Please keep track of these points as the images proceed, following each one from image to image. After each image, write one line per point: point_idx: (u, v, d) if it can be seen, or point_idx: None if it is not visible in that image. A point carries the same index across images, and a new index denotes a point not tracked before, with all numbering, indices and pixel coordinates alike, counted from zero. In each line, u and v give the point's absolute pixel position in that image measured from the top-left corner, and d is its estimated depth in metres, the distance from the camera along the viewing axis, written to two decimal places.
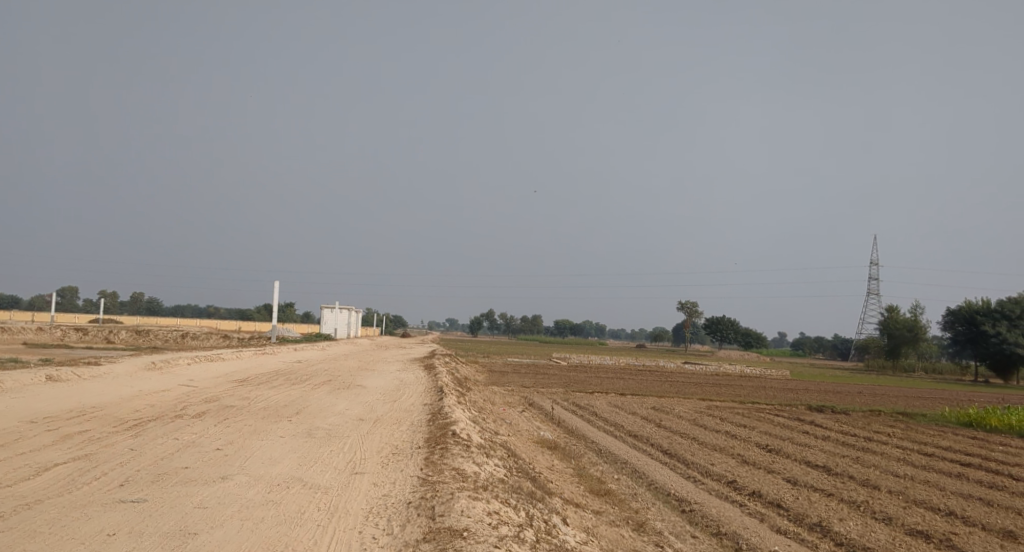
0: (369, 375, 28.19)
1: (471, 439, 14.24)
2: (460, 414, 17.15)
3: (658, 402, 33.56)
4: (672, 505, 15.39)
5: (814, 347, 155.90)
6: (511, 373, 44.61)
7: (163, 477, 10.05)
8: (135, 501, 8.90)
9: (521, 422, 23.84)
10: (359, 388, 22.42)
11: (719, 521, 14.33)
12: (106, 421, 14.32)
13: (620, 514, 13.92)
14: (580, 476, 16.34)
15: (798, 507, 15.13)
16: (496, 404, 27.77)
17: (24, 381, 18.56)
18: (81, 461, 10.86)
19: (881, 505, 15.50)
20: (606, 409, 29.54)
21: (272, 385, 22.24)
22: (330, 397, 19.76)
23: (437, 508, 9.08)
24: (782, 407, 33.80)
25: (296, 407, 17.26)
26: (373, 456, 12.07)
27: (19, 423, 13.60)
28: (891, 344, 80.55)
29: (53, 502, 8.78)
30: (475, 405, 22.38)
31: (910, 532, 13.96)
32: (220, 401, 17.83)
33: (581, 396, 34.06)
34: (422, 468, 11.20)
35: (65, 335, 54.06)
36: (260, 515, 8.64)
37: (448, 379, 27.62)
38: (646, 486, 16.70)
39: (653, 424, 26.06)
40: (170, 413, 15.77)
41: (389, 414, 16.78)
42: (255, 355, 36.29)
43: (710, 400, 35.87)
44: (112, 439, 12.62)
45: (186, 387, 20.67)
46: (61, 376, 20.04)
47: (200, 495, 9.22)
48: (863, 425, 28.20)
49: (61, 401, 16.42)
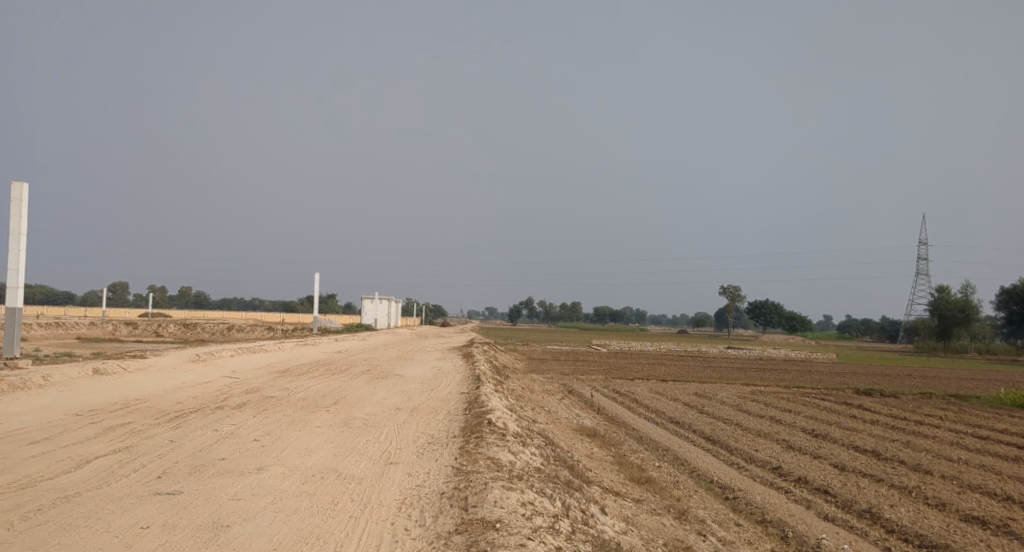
0: (408, 364, 28.29)
1: (507, 427, 14.11)
2: (496, 403, 17.01)
3: (700, 388, 33.13)
4: (715, 492, 15.09)
5: (861, 329, 152.95)
6: (551, 360, 44.50)
7: (200, 468, 10.09)
8: (171, 493, 8.90)
9: (560, 409, 23.67)
10: (397, 378, 22.48)
11: (764, 508, 13.98)
12: (148, 413, 14.50)
13: (661, 502, 13.66)
14: (622, 464, 16.09)
15: (846, 493, 14.71)
16: (534, 392, 27.63)
17: (71, 374, 18.92)
18: (121, 453, 10.96)
19: (934, 490, 14.98)
20: (647, 395, 29.20)
21: (312, 376, 22.35)
22: (368, 387, 19.79)
23: (470, 499, 8.95)
24: (828, 390, 33.07)
25: (335, 398, 17.29)
26: (409, 446, 12.00)
27: (64, 416, 13.80)
28: (942, 326, 78.60)
29: (91, 495, 8.84)
30: (513, 393, 22.26)
31: (965, 518, 13.46)
32: (260, 392, 17.95)
33: (620, 382, 33.76)
34: (456, 457, 11.10)
35: (116, 329, 55.31)
36: (293, 506, 8.60)
37: (486, 367, 27.56)
38: (689, 473, 16.41)
39: (695, 410, 25.65)
40: (211, 404, 15.93)
41: (426, 404, 16.72)
42: (297, 346, 36.62)
43: (753, 385, 35.31)
44: (153, 431, 12.74)
45: (227, 379, 20.86)
46: (107, 369, 20.38)
47: (235, 487, 9.20)
48: (913, 409, 27.39)
49: (107, 394, 16.67)
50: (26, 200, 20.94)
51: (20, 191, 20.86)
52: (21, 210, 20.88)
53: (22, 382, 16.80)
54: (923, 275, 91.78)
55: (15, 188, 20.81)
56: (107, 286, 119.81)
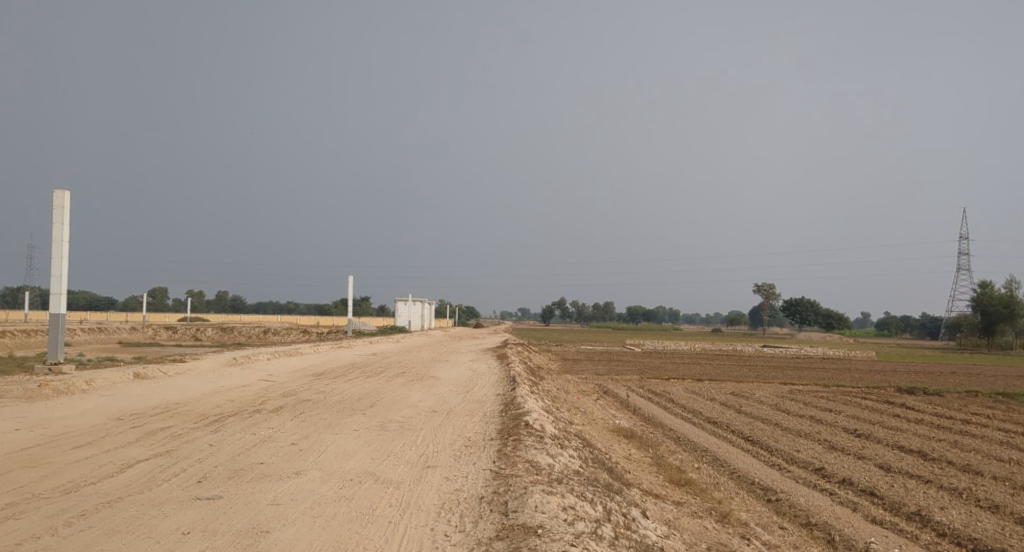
0: (442, 366, 28.23)
1: (545, 429, 13.96)
2: (533, 404, 16.90)
3: (737, 387, 32.67)
4: (757, 494, 14.80)
5: (901, 326, 150.46)
6: (585, 360, 44.25)
7: (239, 472, 10.10)
8: (211, 498, 8.91)
9: (596, 410, 23.47)
10: (432, 379, 22.48)
11: (808, 510, 13.68)
12: (188, 417, 14.60)
13: (702, 505, 13.41)
14: (660, 465, 15.87)
15: (893, 495, 14.33)
16: (570, 393, 27.44)
17: (113, 378, 19.18)
18: (162, 457, 11.02)
19: (986, 492, 14.54)
20: (683, 395, 28.86)
21: (347, 378, 22.40)
22: (404, 389, 19.79)
23: (510, 503, 8.82)
24: (869, 389, 32.36)
25: (370, 400, 17.30)
26: (446, 449, 11.92)
27: (106, 421, 13.94)
28: (985, 322, 76.84)
29: (133, 500, 8.88)
30: (548, 394, 22.11)
31: (1020, 521, 13.04)
32: (296, 396, 18.02)
33: (656, 382, 33.40)
34: (494, 460, 10.99)
35: (156, 334, 56.15)
36: (332, 511, 8.56)
37: (521, 368, 27.47)
38: (729, 474, 16.13)
39: (733, 410, 25.22)
40: (249, 408, 16.02)
41: (462, 406, 16.63)
42: (332, 348, 36.81)
43: (791, 383, 34.76)
44: (193, 435, 12.80)
45: (264, 382, 20.99)
46: (147, 373, 20.60)
47: (274, 491, 9.19)
48: (959, 407, 26.68)
49: (147, 398, 16.83)
50: (68, 207, 21.27)
51: (61, 199, 21.20)
52: (63, 217, 21.20)
53: (66, 387, 17.05)
54: (965, 271, 89.88)
55: (57, 195, 21.16)
56: (146, 291, 121.87)
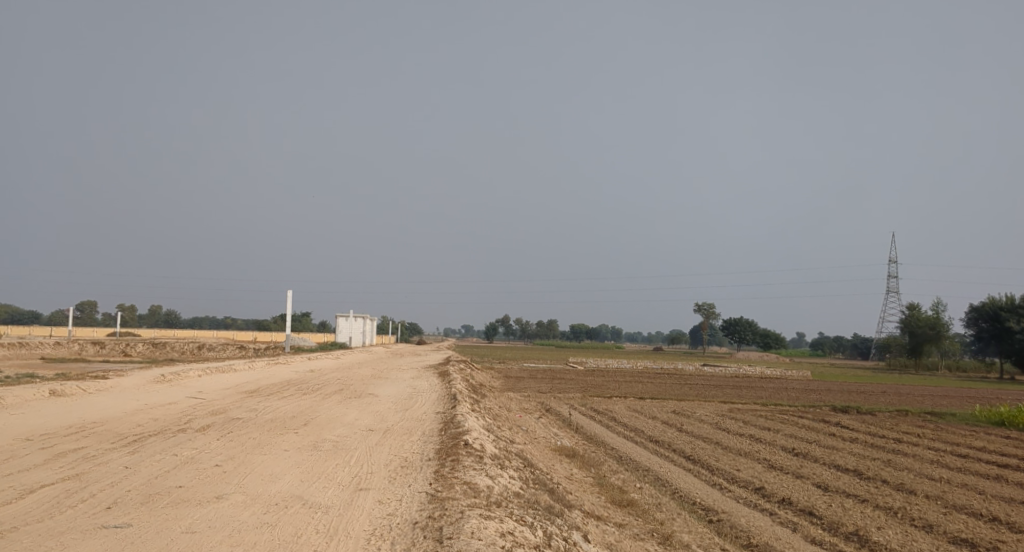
0: (381, 383, 27.46)
1: (485, 449, 13.50)
2: (473, 423, 16.40)
3: (679, 405, 32.62)
4: (698, 515, 14.56)
5: (833, 347, 154.20)
6: (527, 379, 43.70)
7: (155, 497, 9.42)
8: (119, 526, 8.22)
9: (538, 428, 23.15)
10: (371, 397, 21.76)
11: (749, 531, 13.51)
12: (105, 437, 13.69)
13: (645, 527, 13.12)
14: (601, 485, 15.55)
15: (831, 515, 14.28)
16: (511, 411, 27.13)
17: (27, 396, 18.07)
18: (71, 481, 10.23)
19: (920, 511, 14.59)
20: (625, 414, 28.72)
21: (281, 396, 21.53)
22: (339, 407, 19.08)
23: (445, 530, 8.33)
24: (806, 408, 32.69)
25: (304, 418, 16.65)
26: (381, 471, 11.34)
27: (13, 441, 12.97)
28: (913, 343, 78.60)
29: (30, 529, 8.13)
30: (490, 412, 21.67)
31: (954, 540, 13.09)
32: (225, 414, 17.18)
33: (597, 401, 32.97)
34: (431, 482, 10.48)
35: (84, 350, 53.82)
36: (252, 540, 7.95)
37: (462, 386, 26.94)
38: (670, 494, 15.90)
39: (675, 429, 25.15)
40: (173, 426, 15.21)
41: (400, 424, 16.11)
42: (266, 365, 35.17)
43: (732, 402, 34.93)
44: (108, 456, 11.99)
45: (192, 399, 20.03)
46: (65, 390, 19.49)
47: (190, 518, 8.54)
48: (891, 427, 27.11)
49: (63, 416, 15.81)
50: None
51: None
52: None
53: None
54: (894, 292, 92.36)
55: None
56: (76, 304, 117.76)
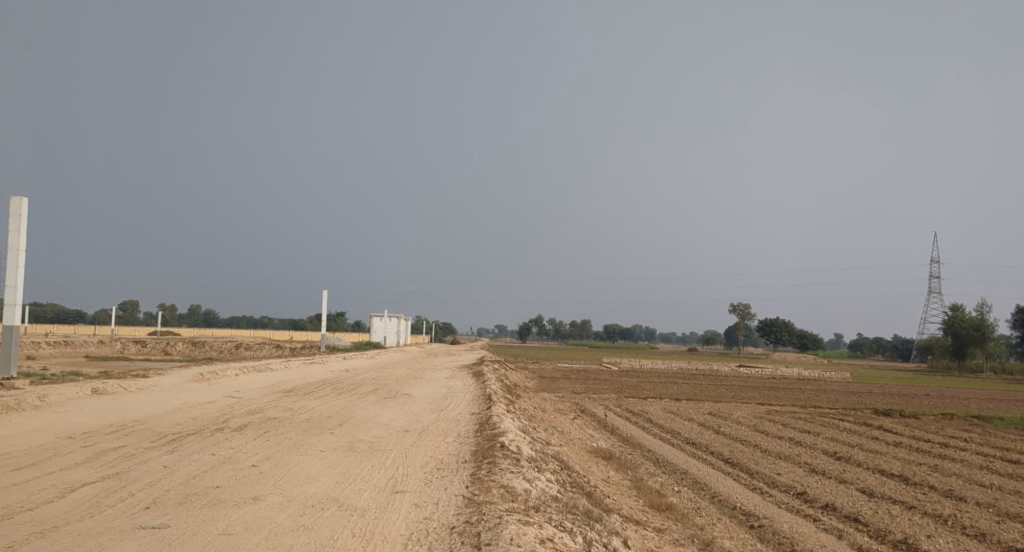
0: (416, 383, 27.43)
1: (522, 451, 13.34)
2: (509, 424, 16.23)
3: (716, 407, 32.14)
4: (739, 520, 14.25)
5: (872, 348, 151.67)
6: (562, 379, 43.46)
7: (193, 497, 9.40)
8: (157, 527, 8.19)
9: (573, 430, 22.94)
10: (407, 397, 21.72)
11: (793, 538, 13.15)
12: (144, 436, 13.75)
13: (684, 532, 12.83)
14: (639, 489, 15.29)
15: (878, 522, 13.85)
16: (546, 411, 26.92)
17: (70, 394, 18.25)
18: (111, 480, 10.26)
19: (972, 519, 14.09)
20: (661, 415, 28.33)
21: (317, 395, 21.59)
22: (374, 408, 19.02)
23: (483, 536, 8.17)
24: (847, 411, 31.95)
25: (340, 418, 16.63)
26: (417, 472, 11.26)
27: (55, 440, 13.09)
28: (956, 344, 76.96)
29: (70, 529, 8.14)
30: (525, 413, 21.50)
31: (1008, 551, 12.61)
32: (261, 414, 17.16)
33: (633, 402, 32.59)
34: (467, 486, 10.32)
35: (125, 349, 54.66)
36: (289, 542, 7.87)
37: (497, 386, 26.80)
38: (710, 499, 15.59)
39: (712, 431, 24.75)
40: (211, 426, 15.27)
41: (435, 425, 16.00)
42: (303, 365, 35.27)
43: (771, 404, 34.25)
44: (147, 455, 12.02)
45: (228, 398, 20.09)
46: (106, 389, 19.68)
47: (227, 519, 8.49)
48: (937, 430, 26.37)
49: (103, 415, 15.94)
50: (26, 214, 20.79)
51: (19, 206, 20.71)
52: (19, 224, 20.68)
53: (16, 403, 16.14)
54: (937, 293, 90.53)
55: (14, 201, 20.65)
56: (118, 304, 119.97)
